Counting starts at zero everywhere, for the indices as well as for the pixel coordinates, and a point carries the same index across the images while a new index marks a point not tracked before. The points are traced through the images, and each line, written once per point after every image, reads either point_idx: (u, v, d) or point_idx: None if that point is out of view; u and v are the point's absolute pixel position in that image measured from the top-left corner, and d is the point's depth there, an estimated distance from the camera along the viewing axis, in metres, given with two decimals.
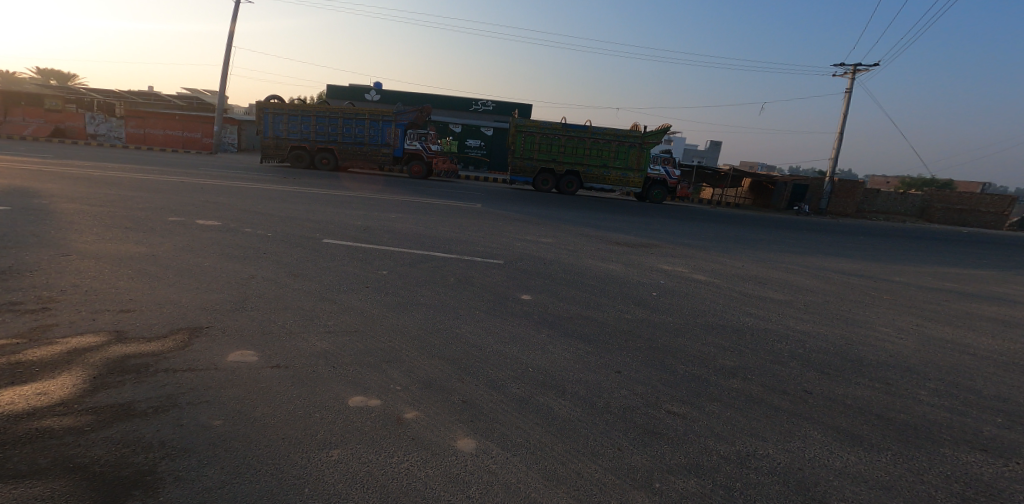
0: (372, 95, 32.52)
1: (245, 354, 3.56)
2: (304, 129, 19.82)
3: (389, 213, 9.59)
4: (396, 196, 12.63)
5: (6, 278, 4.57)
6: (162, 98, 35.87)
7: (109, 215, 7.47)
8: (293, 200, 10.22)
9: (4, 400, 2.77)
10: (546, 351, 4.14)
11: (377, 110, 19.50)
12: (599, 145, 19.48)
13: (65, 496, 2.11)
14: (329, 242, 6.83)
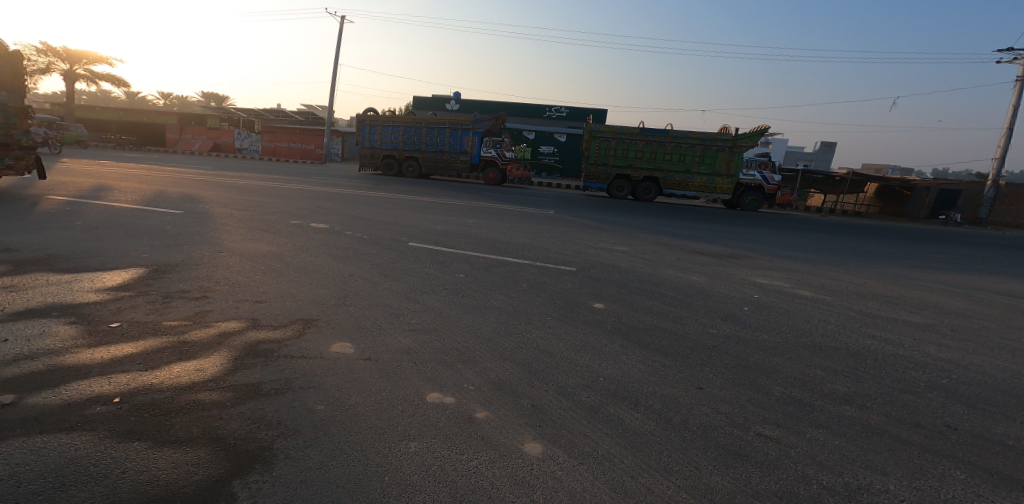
0: (452, 105, 33.97)
1: (344, 346, 3.89)
2: (393, 139, 21.26)
3: (466, 219, 9.95)
4: (473, 202, 13.07)
5: (177, 270, 5.46)
6: (286, 113, 40.47)
7: (237, 217, 8.58)
8: (383, 205, 11.00)
9: (172, 373, 3.32)
10: (619, 361, 4.05)
11: (456, 119, 20.22)
12: (682, 150, 18.56)
13: (208, 463, 2.49)
14: (414, 245, 7.26)
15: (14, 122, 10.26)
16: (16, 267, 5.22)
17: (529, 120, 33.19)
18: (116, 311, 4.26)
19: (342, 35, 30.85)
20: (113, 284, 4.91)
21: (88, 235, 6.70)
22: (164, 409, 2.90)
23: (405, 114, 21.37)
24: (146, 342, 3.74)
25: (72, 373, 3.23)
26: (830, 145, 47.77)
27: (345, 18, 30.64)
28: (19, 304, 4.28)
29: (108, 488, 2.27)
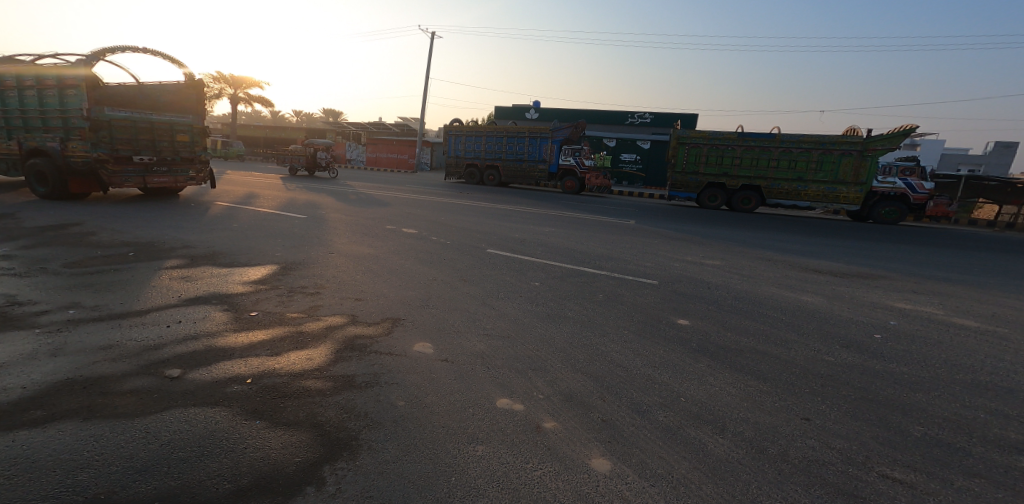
0: (531, 113, 34.36)
1: (425, 346, 4.08)
2: (474, 148, 21.98)
3: (543, 227, 9.97)
4: (549, 210, 13.08)
5: (300, 268, 6.11)
6: (382, 125, 43.62)
7: (338, 221, 9.42)
8: (464, 213, 11.41)
9: (288, 360, 3.72)
10: (705, 383, 3.77)
11: (535, 128, 20.39)
12: (793, 155, 16.97)
13: (306, 447, 2.75)
14: (493, 252, 7.41)
15: (197, 140, 12.15)
16: (184, 260, 6.21)
17: (613, 127, 32.36)
18: (254, 302, 4.88)
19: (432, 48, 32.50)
20: (253, 278, 5.63)
21: (231, 235, 7.78)
22: (279, 393, 3.26)
23: (488, 124, 22.02)
24: (271, 330, 4.23)
25: (219, 353, 3.76)
26: (1010, 144, 39.88)
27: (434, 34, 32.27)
28: (186, 292, 5.08)
29: (232, 460, 2.59)
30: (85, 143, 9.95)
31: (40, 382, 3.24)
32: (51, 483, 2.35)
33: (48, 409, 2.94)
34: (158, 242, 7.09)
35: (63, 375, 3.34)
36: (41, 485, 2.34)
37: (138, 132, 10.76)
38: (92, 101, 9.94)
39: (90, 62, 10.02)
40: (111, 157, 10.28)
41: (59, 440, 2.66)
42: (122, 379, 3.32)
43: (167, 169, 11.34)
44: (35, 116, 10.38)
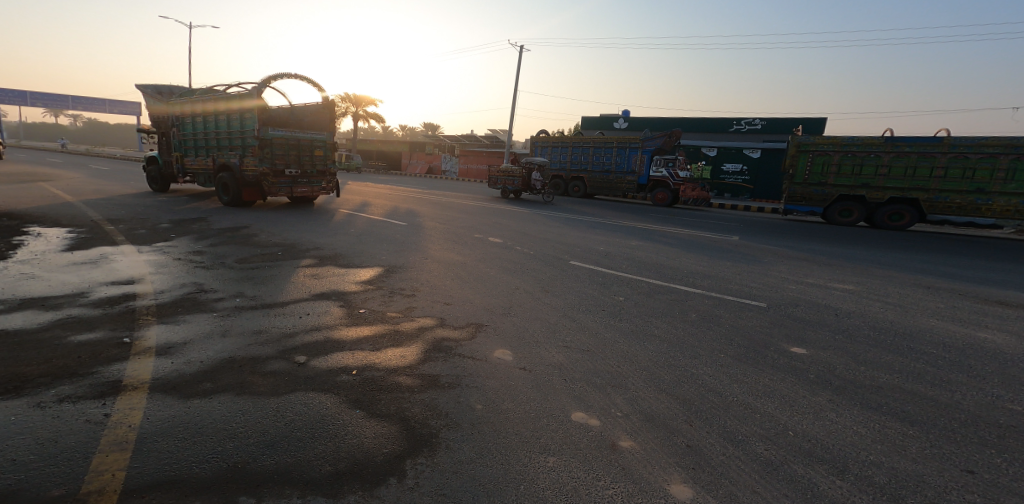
0: (620, 123, 33.31)
1: (505, 353, 4.16)
2: (561, 159, 21.99)
3: (631, 241, 9.63)
4: (638, 223, 12.62)
5: (407, 272, 6.56)
6: (473, 139, 45.49)
7: (436, 229, 9.97)
8: (549, 223, 11.43)
9: (385, 356, 4.02)
10: (824, 419, 3.36)
11: (625, 138, 19.80)
12: (970, 162, 14.47)
13: (393, 439, 2.94)
14: (576, 264, 7.33)
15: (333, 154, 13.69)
16: (315, 261, 6.99)
17: (714, 135, 30.36)
18: (363, 300, 5.36)
19: (521, 60, 33.32)
20: (363, 279, 6.17)
21: (349, 239, 8.62)
22: (375, 386, 3.53)
23: (575, 135, 21.85)
24: (373, 327, 4.60)
25: (333, 345, 4.19)
26: None
27: (523, 47, 33.12)
28: (313, 288, 5.73)
29: (332, 445, 2.85)
30: (255, 159, 11.74)
31: (206, 359, 3.86)
32: (207, 448, 2.75)
33: (212, 382, 3.48)
34: (291, 244, 8.06)
35: (229, 353, 3.97)
36: (200, 448, 2.74)
37: (291, 148, 12.38)
38: (262, 123, 11.61)
39: (261, 89, 11.69)
40: (269, 171, 11.96)
41: (214, 411, 3.12)
42: (260, 362, 3.82)
43: (308, 181, 12.91)
44: (223, 137, 12.45)
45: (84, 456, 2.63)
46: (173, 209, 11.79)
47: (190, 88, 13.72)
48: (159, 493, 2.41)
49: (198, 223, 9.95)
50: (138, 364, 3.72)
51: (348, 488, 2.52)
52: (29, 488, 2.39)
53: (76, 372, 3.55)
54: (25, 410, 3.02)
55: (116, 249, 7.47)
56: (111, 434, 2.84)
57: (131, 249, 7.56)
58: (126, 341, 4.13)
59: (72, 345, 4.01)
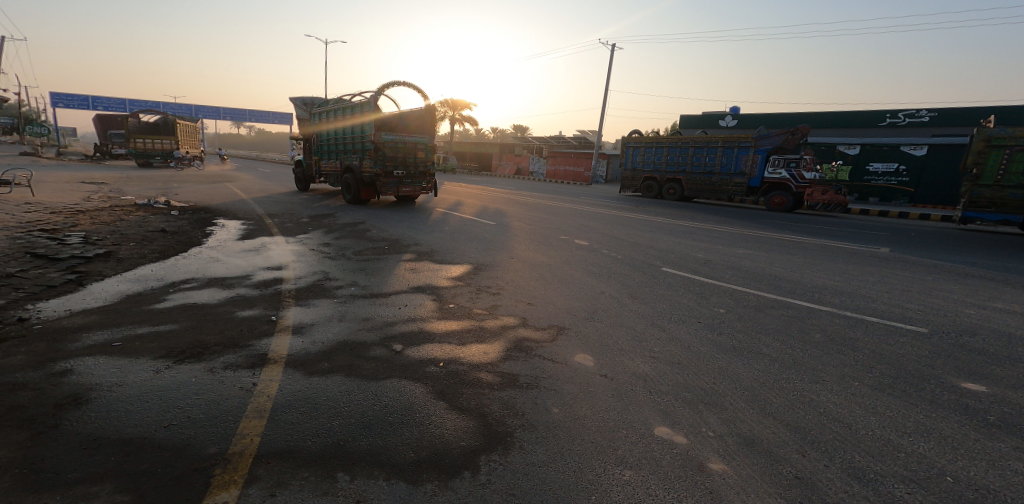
0: (727, 120, 30.86)
1: (585, 358, 4.06)
2: (655, 161, 20.65)
3: (737, 248, 8.82)
4: (748, 229, 11.51)
5: (502, 271, 6.71)
6: (563, 139, 45.44)
7: (532, 229, 10.09)
8: (645, 227, 10.93)
9: (469, 351, 4.17)
10: (1001, 468, 2.74)
11: (732, 136, 17.93)
12: None
13: (471, 433, 3.04)
14: (667, 270, 6.91)
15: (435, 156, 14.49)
16: (414, 256, 7.50)
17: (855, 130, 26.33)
18: (452, 295, 5.63)
19: (614, 58, 32.57)
20: (454, 275, 6.47)
21: (443, 237, 9.10)
22: (459, 380, 3.67)
23: (672, 133, 20.38)
24: (461, 322, 4.80)
25: (424, 337, 4.45)
26: None
27: (615, 45, 32.03)
28: (412, 282, 6.14)
29: (417, 433, 3.02)
30: (371, 161, 13.02)
31: (325, 340, 4.35)
32: (317, 424, 3.07)
33: (328, 362, 3.92)
34: (399, 240, 8.70)
35: (341, 338, 4.41)
36: (312, 423, 3.07)
37: (399, 151, 13.37)
38: (376, 129, 12.70)
39: (377, 98, 12.78)
40: (381, 173, 13.08)
41: (325, 390, 3.49)
42: (365, 348, 4.19)
43: (412, 181, 13.89)
44: (348, 142, 13.93)
45: (231, 420, 3.07)
46: (311, 205, 13.45)
47: (324, 99, 15.57)
48: (280, 460, 2.73)
49: (328, 218, 11.24)
50: (275, 342, 4.29)
51: (426, 477, 2.65)
52: (192, 439, 2.86)
53: (234, 345, 4.20)
54: (195, 374, 3.64)
55: (271, 240, 8.74)
56: (254, 402, 3.29)
57: (279, 240, 8.77)
58: (269, 320, 4.81)
59: (232, 321, 4.75)
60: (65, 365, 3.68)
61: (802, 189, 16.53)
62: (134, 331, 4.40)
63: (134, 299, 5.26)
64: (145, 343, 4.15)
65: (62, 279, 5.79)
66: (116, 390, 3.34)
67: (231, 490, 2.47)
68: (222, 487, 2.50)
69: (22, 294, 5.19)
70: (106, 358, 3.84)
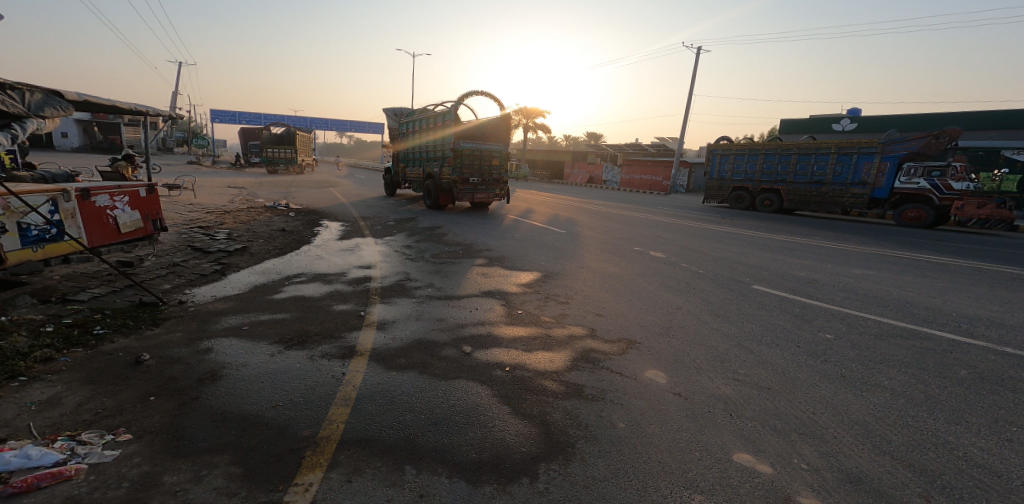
0: (845, 123, 27.93)
1: (658, 375, 3.89)
2: (748, 169, 19.23)
3: (851, 268, 7.95)
4: (864, 247, 10.31)
5: (577, 280, 6.64)
6: (643, 147, 43.94)
7: (612, 239, 9.88)
8: (734, 241, 10.22)
9: (536, 358, 4.17)
10: None
11: (851, 141, 16.13)
12: None
13: (532, 441, 3.03)
14: (759, 288, 6.40)
15: (508, 163, 14.68)
16: (486, 261, 7.65)
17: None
18: (521, 301, 5.67)
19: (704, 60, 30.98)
20: (523, 281, 6.51)
21: (515, 243, 9.18)
22: (524, 386, 3.69)
23: (768, 139, 18.87)
24: (528, 329, 4.82)
25: (493, 341, 4.53)
26: None
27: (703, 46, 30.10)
28: (483, 286, 6.28)
29: (480, 434, 3.07)
30: (450, 168, 13.54)
31: (403, 337, 4.59)
32: (390, 417, 3.23)
33: (405, 358, 4.13)
34: (475, 245, 8.95)
35: (417, 336, 4.63)
36: (387, 416, 3.24)
37: (475, 159, 13.75)
38: (456, 137, 13.22)
39: (458, 107, 13.27)
40: (458, 180, 13.55)
41: (400, 385, 3.67)
42: (437, 347, 4.36)
43: (486, 188, 14.18)
44: (431, 150, 14.64)
45: (323, 406, 3.34)
46: (396, 210, 14.20)
47: (411, 109, 16.50)
48: (359, 447, 2.91)
49: (411, 223, 11.85)
50: (362, 336, 4.61)
51: (486, 478, 2.69)
52: (288, 420, 3.15)
53: (330, 336, 4.58)
54: (300, 360, 4.02)
55: (363, 241, 9.41)
56: (341, 390, 3.56)
57: (371, 241, 9.41)
58: (359, 315, 5.18)
59: (331, 313, 5.19)
60: (208, 344, 4.25)
61: (949, 202, 14.50)
62: (258, 317, 4.97)
63: (260, 289, 5.93)
64: (266, 328, 4.67)
65: (210, 269, 6.70)
66: (243, 369, 3.79)
67: (316, 472, 2.68)
68: (307, 468, 2.72)
69: (181, 281, 6.08)
70: (237, 339, 4.37)
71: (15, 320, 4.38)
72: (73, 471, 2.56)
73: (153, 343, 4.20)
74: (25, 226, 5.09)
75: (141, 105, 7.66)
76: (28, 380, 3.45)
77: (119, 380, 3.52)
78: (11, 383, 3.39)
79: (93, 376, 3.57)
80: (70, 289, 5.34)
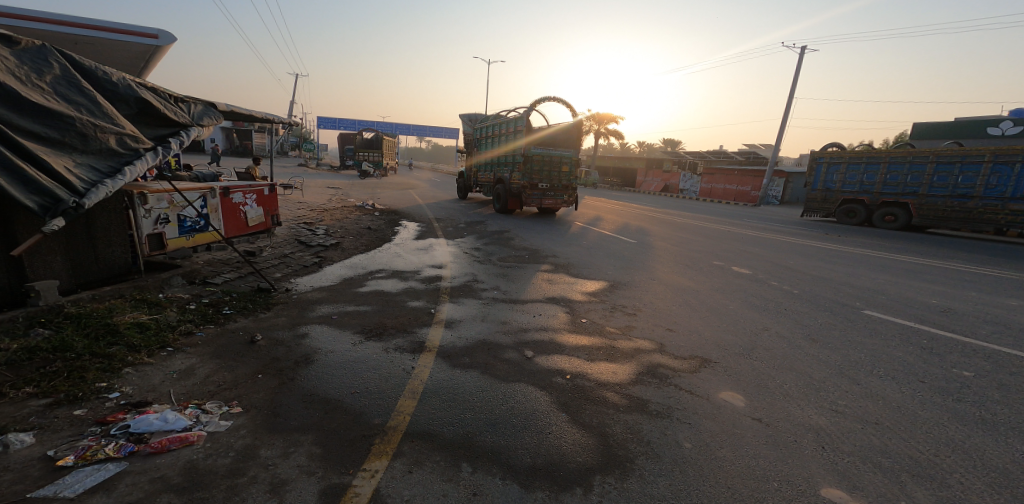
0: (1006, 124, 24.26)
1: (734, 397, 3.66)
2: (864, 180, 16.75)
3: (991, 296, 6.97)
4: (1005, 272, 9.01)
5: (648, 293, 6.43)
6: (729, 154, 41.79)
7: (688, 252, 9.46)
8: (836, 259, 9.38)
9: (600, 368, 4.10)
10: None
11: (1008, 148, 13.50)
12: None
13: (589, 451, 2.97)
14: (870, 314, 5.80)
15: (577, 171, 14.49)
16: (552, 267, 7.64)
17: None
18: (585, 310, 5.60)
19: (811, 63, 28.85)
20: (589, 290, 6.43)
21: (581, 251, 9.08)
22: (584, 395, 3.64)
23: (890, 147, 16.38)
24: (591, 338, 4.74)
25: (554, 347, 4.52)
26: None
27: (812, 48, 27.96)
28: (548, 292, 6.27)
29: (536, 439, 3.07)
30: (520, 174, 13.70)
31: (469, 337, 4.71)
32: (452, 413, 3.33)
33: (469, 358, 4.23)
34: (542, 251, 8.97)
35: (481, 337, 4.73)
36: (449, 413, 3.34)
37: (545, 165, 13.77)
38: (527, 143, 13.38)
39: (531, 114, 13.39)
40: (526, 185, 13.67)
41: (463, 383, 3.76)
42: (499, 349, 4.43)
43: (553, 194, 14.11)
44: (503, 155, 14.90)
45: (393, 397, 3.51)
46: (468, 213, 14.58)
47: (487, 116, 16.87)
48: (423, 440, 3.03)
49: (480, 225, 12.13)
50: (431, 332, 4.79)
51: (538, 484, 2.69)
52: (364, 407, 3.35)
53: (404, 330, 4.81)
54: (376, 351, 4.26)
55: (436, 241, 9.77)
56: (410, 383, 3.72)
57: (443, 241, 9.78)
58: (431, 312, 5.39)
59: (405, 309, 5.45)
60: (305, 329, 4.64)
61: None
62: (346, 308, 5.34)
63: (348, 282, 6.36)
64: (350, 319, 5.01)
65: (311, 261, 7.30)
66: (331, 356, 4.09)
67: (382, 460, 2.83)
68: (375, 456, 2.86)
69: (288, 271, 6.68)
70: (328, 327, 4.73)
71: (169, 297, 5.04)
72: (195, 437, 2.88)
73: (262, 324, 4.66)
74: (182, 218, 5.81)
75: (271, 114, 8.49)
76: (173, 350, 3.96)
77: (238, 357, 3.94)
78: (161, 352, 3.91)
79: (219, 351, 4.03)
80: (210, 272, 6.01)
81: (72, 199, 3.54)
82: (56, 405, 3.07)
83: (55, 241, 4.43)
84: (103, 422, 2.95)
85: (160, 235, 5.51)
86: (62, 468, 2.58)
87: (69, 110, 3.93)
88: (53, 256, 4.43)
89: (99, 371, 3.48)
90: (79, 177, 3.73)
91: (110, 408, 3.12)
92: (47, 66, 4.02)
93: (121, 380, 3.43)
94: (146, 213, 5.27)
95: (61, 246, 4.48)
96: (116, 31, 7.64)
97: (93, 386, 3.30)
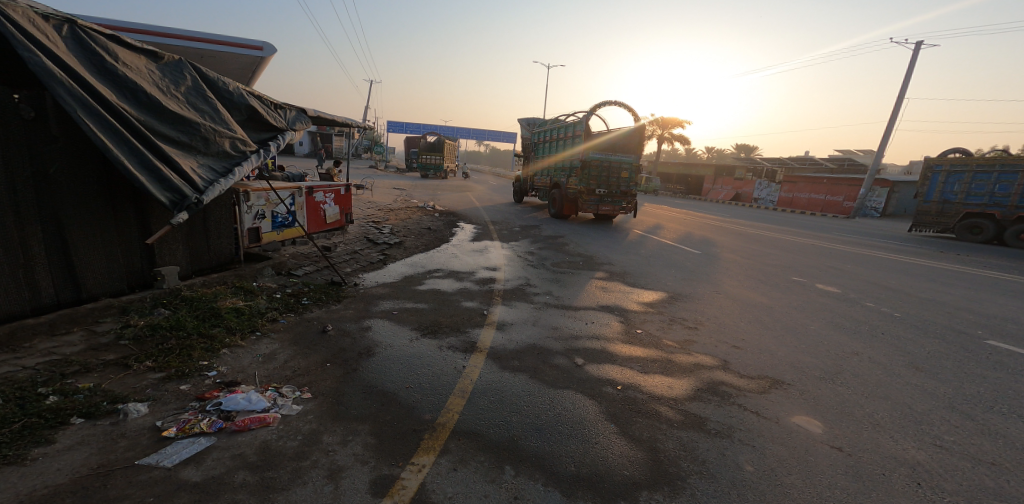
0: None
1: (810, 422, 3.42)
2: (995, 191, 14.61)
3: None
4: None
5: (710, 306, 6.15)
6: (816, 163, 38.95)
7: (755, 266, 8.94)
8: (950, 281, 8.42)
9: (654, 381, 3.97)
10: None
11: None
12: None
13: (638, 465, 2.89)
14: (991, 345, 5.17)
15: (636, 177, 14.11)
16: (607, 275, 7.52)
17: None
18: (641, 320, 5.45)
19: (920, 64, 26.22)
20: (645, 300, 6.25)
21: (638, 260, 8.84)
22: (635, 408, 3.54)
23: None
24: (646, 350, 4.61)
25: (606, 356, 4.43)
26: None
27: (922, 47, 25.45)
28: (603, 300, 6.17)
29: (582, 448, 3.03)
30: (577, 179, 13.59)
31: (519, 340, 4.72)
32: (499, 415, 3.35)
33: (519, 361, 4.25)
34: (596, 258, 8.83)
35: (533, 341, 4.73)
36: (496, 414, 3.36)
37: (605, 171, 13.51)
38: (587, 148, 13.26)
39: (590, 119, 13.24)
40: (584, 191, 13.49)
41: (512, 386, 3.78)
42: (550, 354, 4.40)
43: (610, 200, 13.71)
44: (562, 160, 14.85)
45: (445, 394, 3.60)
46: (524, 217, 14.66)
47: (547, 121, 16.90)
48: (469, 439, 3.07)
49: (535, 230, 12.15)
50: (483, 333, 4.86)
51: (582, 494, 2.64)
52: (419, 402, 3.46)
53: (458, 329, 4.91)
54: (431, 348, 4.38)
55: (492, 244, 9.90)
56: (461, 382, 3.79)
57: (498, 244, 9.90)
58: (484, 313, 5.47)
59: (460, 308, 5.57)
60: (369, 322, 4.86)
61: None
62: (405, 304, 5.54)
63: (408, 280, 6.59)
64: (409, 315, 5.19)
65: (377, 258, 7.65)
66: (390, 350, 4.26)
67: (429, 455, 2.90)
68: (423, 450, 2.94)
69: (356, 266, 7.04)
70: (389, 322, 4.93)
71: (260, 285, 5.45)
72: (272, 418, 3.10)
73: (333, 316, 4.93)
74: (275, 214, 6.28)
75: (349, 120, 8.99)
76: (261, 334, 4.29)
77: (311, 345, 4.20)
78: (251, 335, 4.24)
79: (297, 338, 4.31)
80: (293, 266, 6.43)
81: (195, 197, 3.91)
82: (168, 379, 3.41)
83: (180, 232, 4.88)
84: (202, 398, 3.24)
85: (256, 229, 5.98)
86: (165, 438, 2.84)
87: (197, 117, 4.35)
88: (177, 245, 4.88)
89: (203, 350, 3.82)
90: (202, 177, 4.13)
91: (208, 385, 3.42)
92: (181, 78, 4.44)
93: (219, 360, 3.75)
94: (248, 209, 5.80)
95: (183, 237, 4.94)
96: (228, 43, 8.37)
97: (196, 364, 3.62)
